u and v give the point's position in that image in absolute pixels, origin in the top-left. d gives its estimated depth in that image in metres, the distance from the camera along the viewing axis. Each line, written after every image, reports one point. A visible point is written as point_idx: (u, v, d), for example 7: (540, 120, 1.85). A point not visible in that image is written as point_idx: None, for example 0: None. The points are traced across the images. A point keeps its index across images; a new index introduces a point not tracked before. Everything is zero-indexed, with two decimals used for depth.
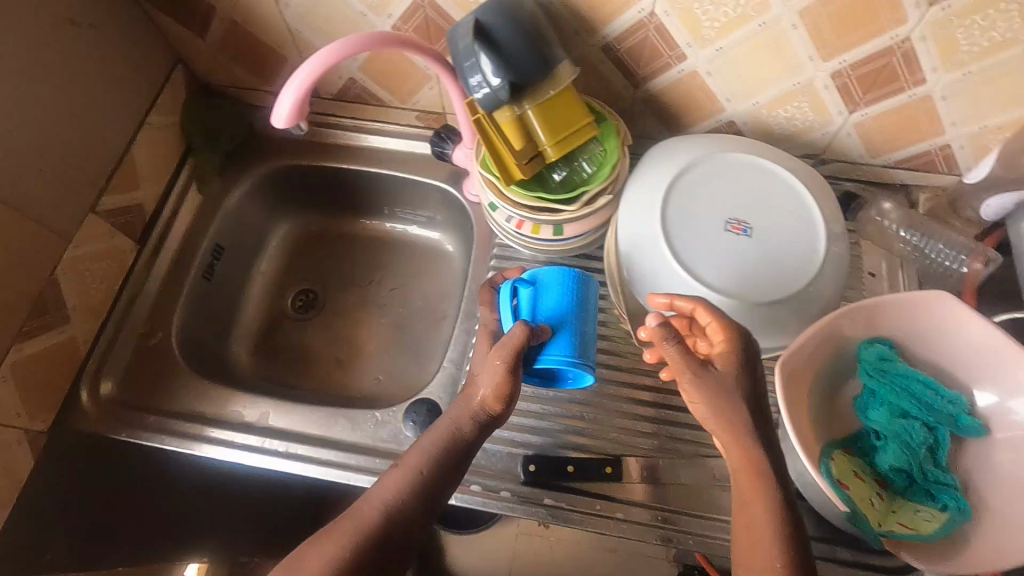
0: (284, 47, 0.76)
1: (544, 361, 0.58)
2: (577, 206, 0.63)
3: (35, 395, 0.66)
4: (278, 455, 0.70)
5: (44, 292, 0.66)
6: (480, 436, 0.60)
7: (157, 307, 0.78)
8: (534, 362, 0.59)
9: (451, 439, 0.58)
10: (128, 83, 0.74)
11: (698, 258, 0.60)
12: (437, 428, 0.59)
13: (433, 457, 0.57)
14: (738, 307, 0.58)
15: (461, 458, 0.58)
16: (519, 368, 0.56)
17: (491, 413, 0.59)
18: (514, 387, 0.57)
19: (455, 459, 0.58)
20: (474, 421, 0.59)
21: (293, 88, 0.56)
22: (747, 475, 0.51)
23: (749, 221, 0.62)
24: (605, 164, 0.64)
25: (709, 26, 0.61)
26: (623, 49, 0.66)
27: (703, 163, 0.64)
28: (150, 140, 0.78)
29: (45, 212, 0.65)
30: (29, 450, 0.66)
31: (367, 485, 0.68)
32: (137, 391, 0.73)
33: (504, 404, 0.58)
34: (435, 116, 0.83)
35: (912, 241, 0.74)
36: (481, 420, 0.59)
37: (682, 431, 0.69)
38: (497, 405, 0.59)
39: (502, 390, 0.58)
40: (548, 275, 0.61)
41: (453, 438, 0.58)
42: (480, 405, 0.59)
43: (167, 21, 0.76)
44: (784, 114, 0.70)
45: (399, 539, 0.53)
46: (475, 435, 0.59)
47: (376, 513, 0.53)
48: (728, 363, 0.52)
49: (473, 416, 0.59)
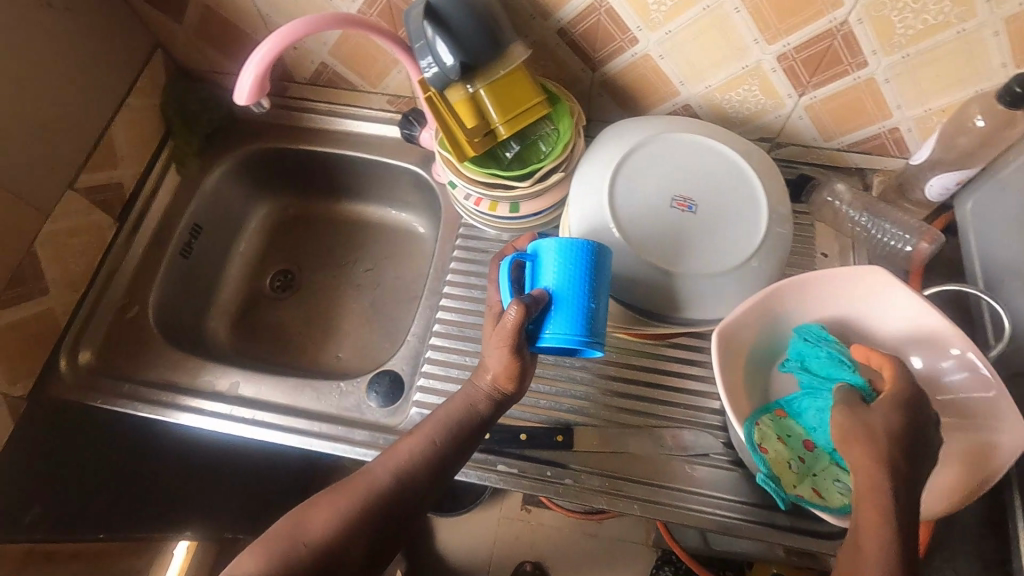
0: (258, 31, 0.79)
1: (546, 340, 0.54)
2: (530, 182, 0.66)
3: (14, 362, 0.69)
4: (245, 421, 0.73)
5: (23, 263, 0.69)
6: (496, 413, 0.61)
7: (135, 283, 0.81)
8: (537, 340, 0.55)
9: (465, 417, 0.60)
10: (106, 66, 0.77)
11: (643, 235, 0.62)
12: (451, 402, 0.61)
13: (446, 428, 0.59)
14: (680, 281, 0.61)
15: (475, 431, 0.60)
16: (523, 349, 0.56)
17: (505, 392, 0.60)
18: (522, 367, 0.57)
19: (467, 433, 0.60)
20: (488, 400, 0.60)
21: (258, 60, 0.59)
22: (874, 507, 0.46)
23: (694, 199, 0.64)
24: (559, 142, 0.67)
25: (656, 10, 0.63)
26: (577, 32, 0.68)
27: (652, 143, 0.66)
28: (129, 122, 0.81)
29: (23, 187, 0.68)
30: (8, 415, 0.69)
31: (330, 451, 0.71)
32: (114, 361, 0.77)
33: (516, 382, 0.59)
34: (405, 100, 0.85)
35: (861, 221, 0.76)
36: (494, 398, 0.60)
37: (633, 403, 0.72)
38: (508, 384, 0.59)
39: (512, 370, 0.58)
40: (552, 246, 0.55)
41: (467, 413, 0.60)
42: (493, 384, 0.60)
43: (144, 6, 0.79)
44: (737, 97, 0.72)
45: (387, 507, 0.55)
46: (491, 412, 0.61)
47: (372, 479, 0.56)
48: (862, 387, 0.48)
49: (487, 395, 0.60)
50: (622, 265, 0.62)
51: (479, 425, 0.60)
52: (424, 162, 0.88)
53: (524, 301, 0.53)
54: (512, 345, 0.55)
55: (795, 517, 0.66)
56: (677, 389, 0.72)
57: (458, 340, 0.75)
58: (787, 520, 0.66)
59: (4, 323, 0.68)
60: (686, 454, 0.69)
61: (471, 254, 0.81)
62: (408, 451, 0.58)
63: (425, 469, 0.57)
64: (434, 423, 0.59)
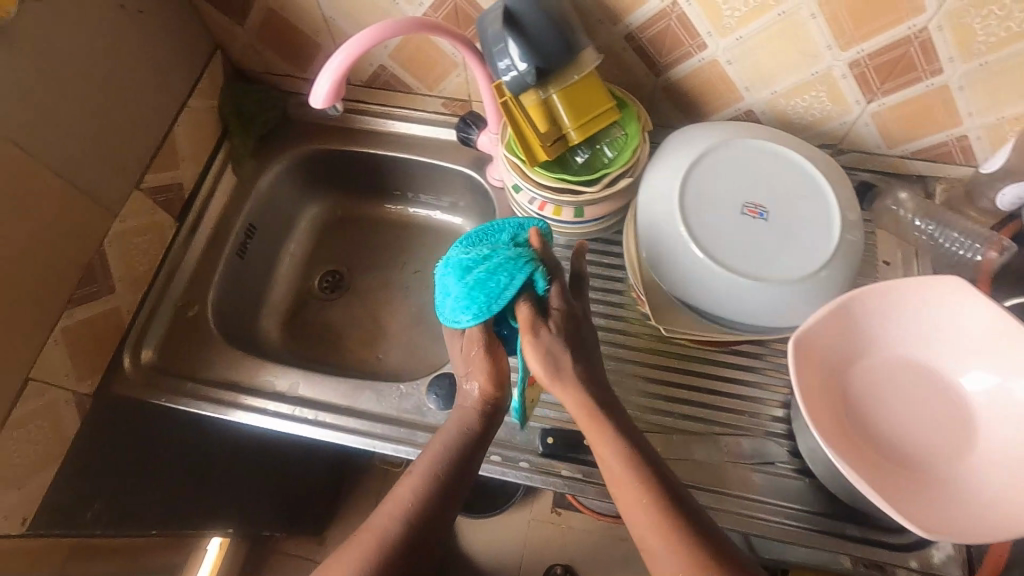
0: (319, 34, 0.79)
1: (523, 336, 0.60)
2: (598, 187, 0.65)
3: (83, 359, 0.70)
4: (306, 422, 0.73)
5: (92, 262, 0.70)
6: (490, 427, 0.60)
7: (194, 282, 0.82)
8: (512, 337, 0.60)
9: (460, 432, 0.58)
10: (172, 67, 0.78)
11: (712, 235, 0.62)
12: (443, 432, 0.59)
13: (447, 458, 0.56)
14: (755, 287, 0.61)
15: (475, 448, 0.58)
16: (497, 346, 0.59)
17: (492, 401, 0.60)
18: (503, 366, 0.59)
19: (468, 452, 0.57)
20: (479, 415, 0.59)
21: (336, 64, 0.59)
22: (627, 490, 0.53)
23: (766, 205, 0.64)
24: (627, 148, 0.66)
25: (729, 15, 0.63)
26: (645, 38, 0.68)
27: (723, 149, 0.66)
28: (189, 122, 0.82)
29: (95, 187, 0.69)
30: (76, 410, 0.70)
31: (390, 453, 0.71)
32: (175, 359, 0.77)
33: (504, 387, 0.59)
34: (460, 103, 0.85)
35: (928, 230, 0.75)
36: (485, 411, 0.59)
37: (695, 409, 0.72)
38: (494, 391, 0.59)
39: (498, 374, 0.59)
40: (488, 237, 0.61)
41: (467, 432, 0.58)
42: (478, 397, 0.60)
43: (208, 8, 0.79)
44: (802, 103, 0.71)
45: (443, 511, 0.54)
46: (484, 427, 0.59)
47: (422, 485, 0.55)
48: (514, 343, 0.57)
49: (477, 407, 0.59)
50: (691, 266, 0.62)
51: (475, 442, 0.58)
52: (476, 165, 0.89)
53: None
54: (485, 346, 0.58)
55: (866, 529, 0.65)
56: (734, 396, 0.73)
57: None
58: (858, 531, 0.65)
59: (75, 321, 0.69)
60: (748, 461, 0.69)
61: None
62: (408, 494, 0.54)
63: (428, 504, 0.54)
64: (429, 457, 0.56)
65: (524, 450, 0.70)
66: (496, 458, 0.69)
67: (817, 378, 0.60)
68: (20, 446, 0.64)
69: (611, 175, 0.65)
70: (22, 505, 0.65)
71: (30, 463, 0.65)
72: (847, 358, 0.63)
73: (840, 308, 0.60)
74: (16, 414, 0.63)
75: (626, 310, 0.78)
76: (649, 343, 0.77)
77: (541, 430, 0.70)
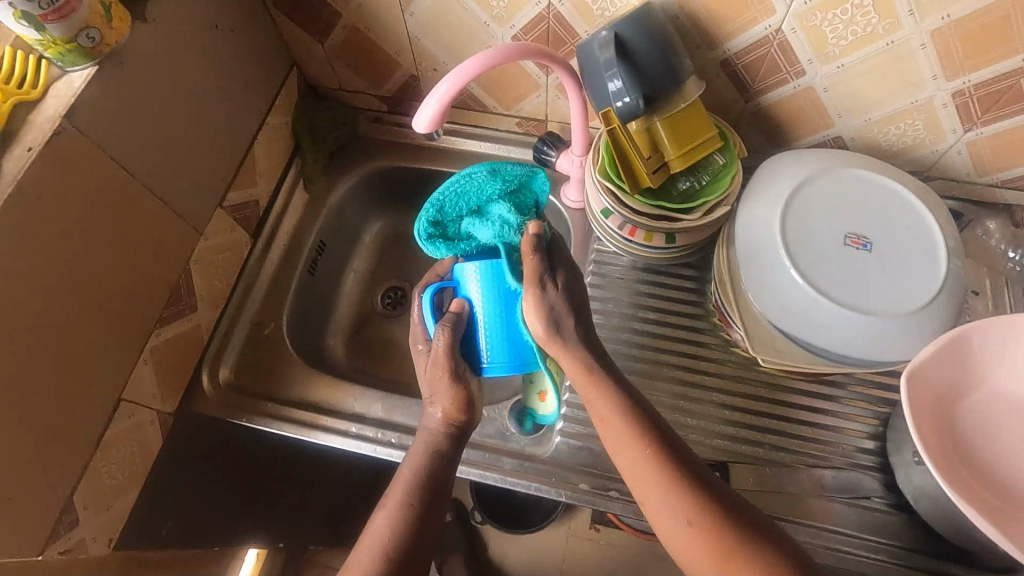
0: (400, 53, 0.79)
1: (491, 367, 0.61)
2: (697, 215, 0.64)
3: (167, 379, 0.70)
4: (388, 445, 0.72)
5: (179, 282, 0.69)
6: (459, 448, 0.60)
7: (269, 299, 0.81)
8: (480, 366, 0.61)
9: (433, 458, 0.58)
10: (255, 85, 0.78)
11: (814, 264, 0.62)
12: (413, 453, 0.59)
13: (418, 486, 0.56)
14: (861, 320, 0.60)
15: (444, 474, 0.57)
16: (462, 371, 0.59)
17: (457, 424, 0.60)
18: (468, 391, 0.59)
19: (436, 480, 0.57)
20: (448, 436, 0.59)
21: (440, 96, 0.58)
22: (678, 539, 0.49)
23: (868, 236, 0.63)
24: (724, 176, 0.65)
25: (834, 44, 0.62)
26: (741, 64, 0.67)
27: (822, 177, 0.65)
28: (266, 139, 0.82)
29: (184, 206, 0.68)
30: (159, 430, 0.69)
31: (475, 478, 0.70)
32: (252, 378, 0.77)
33: (466, 410, 0.59)
34: (535, 123, 0.85)
35: (1020, 261, 0.75)
36: (452, 431, 0.59)
37: (783, 440, 0.71)
38: (459, 413, 0.59)
39: (461, 399, 0.59)
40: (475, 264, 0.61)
41: (431, 457, 0.58)
42: (444, 419, 0.60)
43: (290, 26, 0.79)
44: (895, 131, 0.70)
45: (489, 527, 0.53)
46: (452, 447, 0.59)
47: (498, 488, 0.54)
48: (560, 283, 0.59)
49: (443, 431, 0.59)
50: (793, 295, 0.62)
51: (445, 465, 0.58)
52: (547, 185, 0.88)
53: (449, 327, 0.59)
54: (452, 369, 0.58)
55: (968, 567, 0.65)
56: (818, 425, 0.72)
57: None
58: (961, 570, 0.65)
59: (161, 341, 0.68)
60: (842, 495, 0.68)
61: (605, 280, 0.81)
62: (383, 528, 0.53)
63: (410, 543, 0.52)
64: (401, 486, 0.56)
65: (614, 479, 0.68)
66: (586, 486, 0.68)
67: (926, 412, 0.59)
68: (109, 469, 0.63)
69: (709, 203, 0.64)
70: (107, 529, 0.64)
71: (116, 486, 0.64)
72: (953, 394, 0.61)
73: (955, 342, 0.58)
74: (107, 437, 0.62)
75: (707, 335, 0.77)
76: (732, 369, 0.75)
77: None
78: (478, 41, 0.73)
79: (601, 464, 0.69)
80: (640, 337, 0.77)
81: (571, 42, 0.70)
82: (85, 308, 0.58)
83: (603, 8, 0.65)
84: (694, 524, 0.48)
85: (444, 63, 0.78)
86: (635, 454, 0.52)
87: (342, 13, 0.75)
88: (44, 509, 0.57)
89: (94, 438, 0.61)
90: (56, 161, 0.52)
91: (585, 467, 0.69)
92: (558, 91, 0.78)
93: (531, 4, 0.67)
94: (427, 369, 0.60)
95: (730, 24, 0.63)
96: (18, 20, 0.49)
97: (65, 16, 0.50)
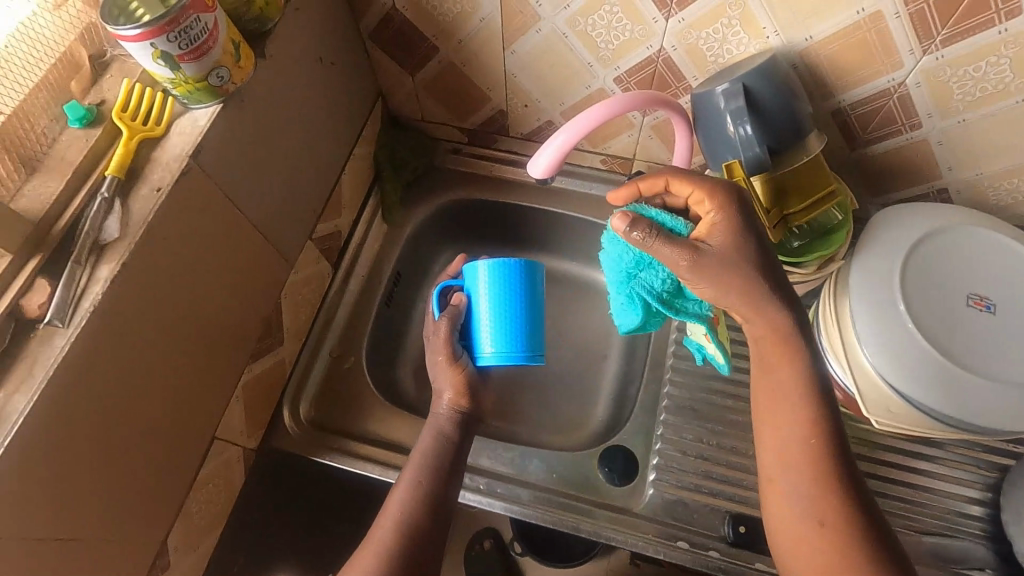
0: (493, 88, 0.78)
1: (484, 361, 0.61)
2: (809, 269, 0.62)
3: (253, 415, 0.68)
4: (475, 491, 0.69)
5: (271, 316, 0.68)
6: (465, 435, 0.63)
7: (348, 332, 0.80)
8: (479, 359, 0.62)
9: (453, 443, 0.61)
10: (347, 117, 0.77)
11: (937, 326, 0.60)
12: (419, 446, 0.61)
13: (433, 473, 0.59)
14: (990, 386, 0.57)
15: (453, 458, 0.60)
16: (460, 355, 0.62)
17: (462, 410, 0.63)
18: (470, 377, 0.62)
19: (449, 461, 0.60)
20: (451, 422, 0.62)
21: (562, 141, 0.57)
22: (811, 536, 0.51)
23: (992, 299, 0.61)
24: (837, 232, 0.62)
25: (959, 99, 0.60)
26: (854, 114, 0.66)
27: (943, 234, 0.63)
28: (352, 170, 0.81)
29: (280, 239, 0.67)
30: (243, 467, 0.68)
31: (567, 530, 0.67)
32: (333, 413, 0.75)
33: (468, 397, 0.62)
34: (621, 161, 0.84)
35: None
36: (457, 417, 0.62)
37: (888, 503, 0.68)
38: (462, 399, 0.62)
39: (463, 383, 0.62)
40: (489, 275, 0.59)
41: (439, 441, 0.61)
42: (449, 405, 0.63)
43: (383, 59, 0.79)
44: (1009, 187, 0.68)
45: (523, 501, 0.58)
46: (459, 435, 0.62)
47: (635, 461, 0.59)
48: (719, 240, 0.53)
49: (450, 418, 0.62)
50: (913, 352, 0.59)
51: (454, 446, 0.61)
52: None
53: (451, 314, 0.61)
54: (450, 353, 0.61)
55: None
56: (919, 486, 0.69)
57: (694, 419, 0.72)
58: None
59: (251, 376, 0.67)
60: (952, 565, 0.65)
61: None
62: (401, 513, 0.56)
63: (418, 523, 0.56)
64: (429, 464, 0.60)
65: (711, 536, 0.66)
66: (684, 545, 0.65)
67: None
68: (199, 508, 0.61)
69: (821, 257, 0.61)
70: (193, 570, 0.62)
71: (203, 525, 0.62)
72: None
73: None
74: (200, 476, 0.61)
75: None
76: None
77: (732, 517, 0.66)
78: (577, 81, 0.72)
79: (696, 519, 0.67)
80: (731, 387, 0.74)
81: (676, 86, 0.69)
82: (193, 346, 0.56)
83: (718, 54, 0.64)
84: (828, 527, 0.50)
85: (538, 100, 0.77)
86: (799, 436, 0.53)
87: (439, 47, 0.74)
88: (143, 553, 0.55)
89: (190, 477, 0.59)
90: (182, 200, 0.51)
91: (682, 523, 0.67)
92: (653, 132, 0.77)
93: (642, 47, 0.66)
94: (430, 353, 0.63)
95: (850, 75, 0.62)
96: (154, 60, 0.48)
97: (201, 56, 0.49)
